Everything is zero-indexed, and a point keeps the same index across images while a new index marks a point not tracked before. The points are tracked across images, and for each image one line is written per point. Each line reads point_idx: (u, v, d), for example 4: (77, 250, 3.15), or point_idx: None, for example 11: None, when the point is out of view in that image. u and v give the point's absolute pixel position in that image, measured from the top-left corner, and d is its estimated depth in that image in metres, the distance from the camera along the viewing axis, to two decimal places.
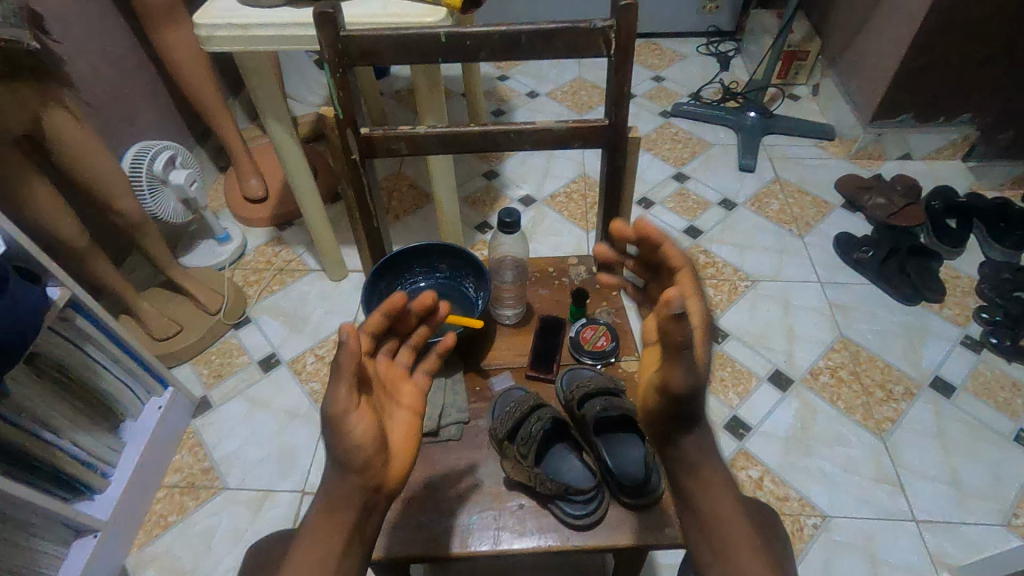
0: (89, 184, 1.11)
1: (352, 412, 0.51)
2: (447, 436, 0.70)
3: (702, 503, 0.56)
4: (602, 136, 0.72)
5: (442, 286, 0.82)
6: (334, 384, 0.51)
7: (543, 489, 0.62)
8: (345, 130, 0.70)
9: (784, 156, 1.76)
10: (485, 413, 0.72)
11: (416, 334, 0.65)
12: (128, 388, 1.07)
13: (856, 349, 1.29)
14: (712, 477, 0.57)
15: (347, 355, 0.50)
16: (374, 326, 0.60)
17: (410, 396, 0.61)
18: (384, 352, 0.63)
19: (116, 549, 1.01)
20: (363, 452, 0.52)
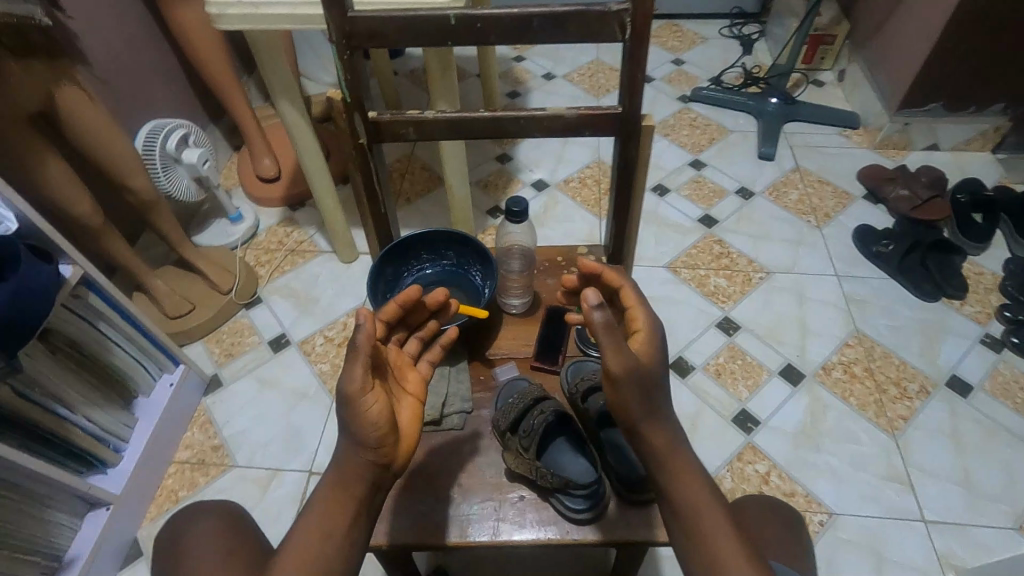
0: (101, 161, 1.11)
1: (367, 392, 0.50)
2: (450, 425, 0.69)
3: (687, 510, 0.56)
4: (614, 124, 0.70)
5: (448, 275, 0.81)
6: (349, 364, 0.50)
7: (544, 482, 0.61)
8: (352, 113, 0.69)
9: (805, 145, 1.71)
10: (489, 403, 0.72)
11: (426, 326, 0.64)
12: (140, 365, 1.09)
13: (872, 345, 1.26)
14: (693, 480, 0.57)
15: (365, 337, 0.49)
16: (387, 313, 0.59)
17: (416, 382, 0.59)
18: (392, 341, 0.62)
19: (127, 522, 1.03)
20: (377, 433, 0.51)
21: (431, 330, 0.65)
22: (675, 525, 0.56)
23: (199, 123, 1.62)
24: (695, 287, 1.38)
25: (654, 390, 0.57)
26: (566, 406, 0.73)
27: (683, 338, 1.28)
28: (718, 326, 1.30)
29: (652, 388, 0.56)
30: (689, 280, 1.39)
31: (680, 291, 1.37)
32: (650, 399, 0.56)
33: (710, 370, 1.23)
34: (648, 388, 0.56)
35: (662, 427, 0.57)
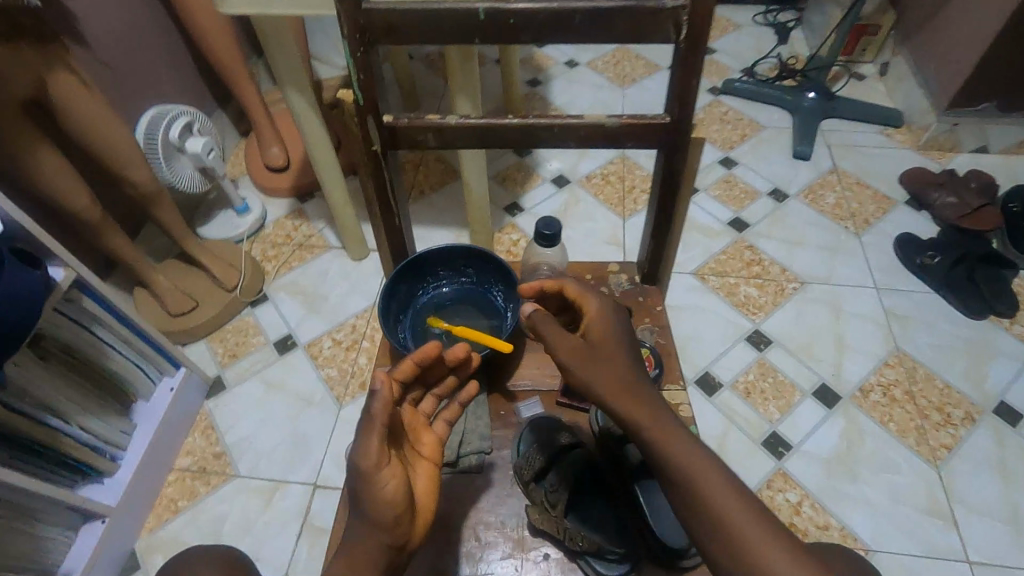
0: (99, 152, 1.05)
1: (383, 466, 0.49)
2: (466, 466, 0.64)
3: (703, 501, 0.48)
4: (658, 137, 0.62)
5: (465, 294, 0.76)
6: (364, 438, 0.49)
7: (572, 544, 0.57)
8: (366, 117, 0.62)
9: (844, 143, 1.61)
10: (509, 444, 0.66)
11: (443, 382, 0.61)
12: (140, 369, 1.04)
13: (913, 365, 1.19)
14: (700, 462, 0.50)
15: (380, 406, 0.49)
16: (403, 373, 0.56)
17: (430, 446, 0.57)
18: (408, 400, 0.59)
19: (125, 534, 0.99)
20: (391, 511, 0.49)
21: (449, 386, 0.62)
22: (691, 520, 0.49)
23: (205, 108, 1.55)
24: (724, 297, 1.30)
25: (617, 363, 0.55)
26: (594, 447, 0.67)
27: (711, 353, 1.21)
28: (748, 340, 1.23)
29: (608, 363, 0.55)
30: (718, 289, 1.31)
31: (708, 301, 1.29)
32: (623, 377, 0.55)
33: (739, 388, 1.16)
34: (613, 365, 0.55)
35: (646, 407, 0.53)
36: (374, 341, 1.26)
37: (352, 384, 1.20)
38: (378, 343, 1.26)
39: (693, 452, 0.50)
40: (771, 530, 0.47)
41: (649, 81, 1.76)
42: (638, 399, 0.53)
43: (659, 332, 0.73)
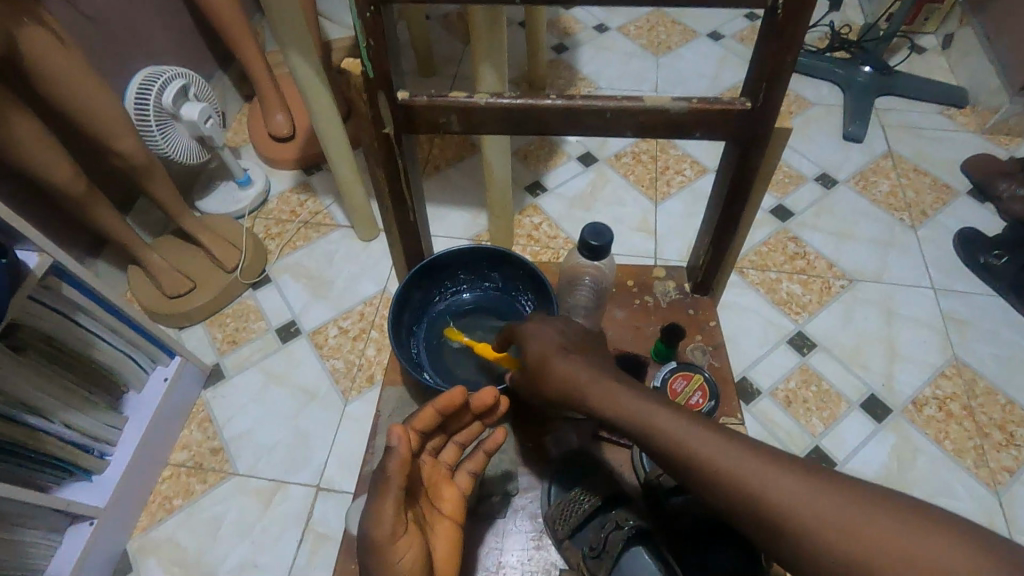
0: (82, 120, 0.95)
1: (399, 537, 0.46)
2: (490, 512, 0.63)
3: (749, 502, 0.44)
4: (733, 127, 0.51)
5: (487, 307, 0.70)
6: (379, 505, 0.46)
7: None
8: (376, 94, 0.51)
9: (901, 124, 1.45)
10: (540, 484, 0.65)
11: (466, 431, 0.59)
12: (130, 360, 0.95)
13: (972, 377, 1.08)
14: (729, 459, 0.45)
15: (395, 466, 0.47)
16: (422, 423, 0.53)
17: (451, 502, 0.56)
18: (428, 451, 0.57)
19: (115, 535, 0.93)
20: None
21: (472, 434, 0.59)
22: (749, 527, 0.45)
23: (204, 69, 1.43)
24: (765, 294, 1.18)
25: (562, 381, 0.53)
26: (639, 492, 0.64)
27: (748, 356, 1.11)
28: (790, 343, 1.12)
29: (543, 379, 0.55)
30: (758, 285, 1.20)
31: (746, 297, 1.18)
32: (570, 389, 0.53)
33: (779, 397, 1.06)
34: (560, 377, 0.53)
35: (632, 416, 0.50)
36: (383, 331, 1.17)
37: (360, 377, 1.11)
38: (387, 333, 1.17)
39: (717, 447, 0.46)
40: (833, 497, 0.41)
41: (686, 49, 1.61)
42: (606, 411, 0.51)
43: (713, 352, 0.66)
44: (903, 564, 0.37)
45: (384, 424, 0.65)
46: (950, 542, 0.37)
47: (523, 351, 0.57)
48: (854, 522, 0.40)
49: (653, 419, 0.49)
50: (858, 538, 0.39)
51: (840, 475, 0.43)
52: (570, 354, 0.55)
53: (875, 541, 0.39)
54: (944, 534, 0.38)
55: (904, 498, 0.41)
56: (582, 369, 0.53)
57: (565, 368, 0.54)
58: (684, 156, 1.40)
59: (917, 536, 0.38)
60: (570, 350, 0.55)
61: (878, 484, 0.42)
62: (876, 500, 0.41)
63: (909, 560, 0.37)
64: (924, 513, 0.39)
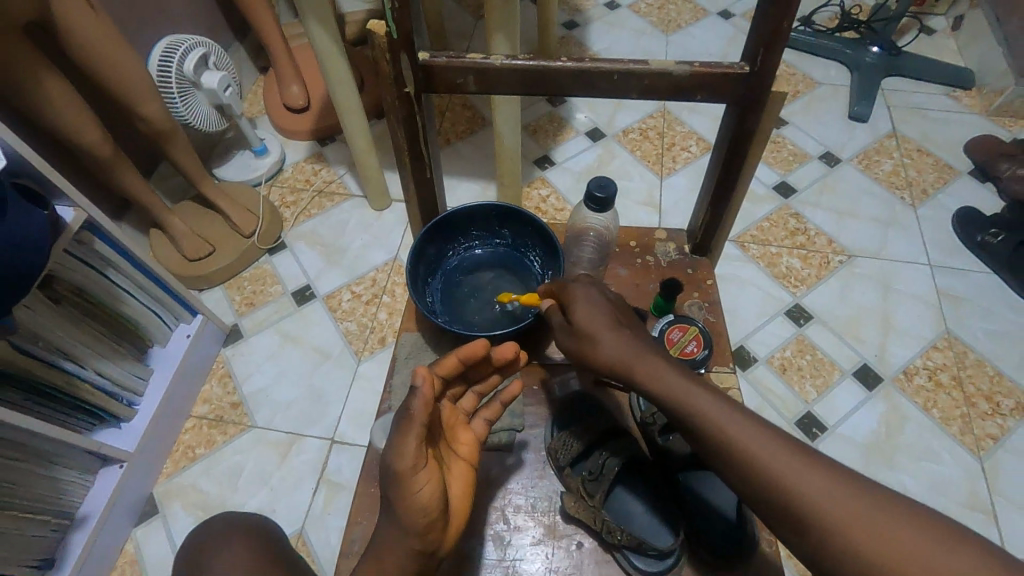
0: (109, 84, 0.99)
1: (418, 470, 0.48)
2: (496, 444, 0.68)
3: (768, 484, 0.48)
4: (733, 90, 0.55)
5: (501, 260, 0.75)
6: (401, 441, 0.48)
7: (613, 537, 0.60)
8: (398, 54, 0.55)
9: (907, 105, 1.47)
10: (542, 423, 0.70)
11: (485, 381, 0.63)
12: (156, 315, 1.00)
13: (962, 350, 1.12)
14: (757, 444, 0.49)
15: (420, 403, 0.48)
16: (447, 369, 0.57)
17: (467, 445, 0.58)
18: (449, 397, 0.61)
19: (142, 479, 0.99)
20: (424, 517, 0.49)
21: (489, 383, 0.64)
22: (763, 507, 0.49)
23: (221, 39, 1.46)
24: (764, 267, 1.22)
25: (606, 354, 0.57)
26: (636, 432, 0.70)
27: (746, 326, 1.15)
28: (787, 314, 1.16)
29: (593, 354, 0.58)
30: (758, 258, 1.23)
31: (747, 270, 1.22)
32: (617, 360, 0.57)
33: (775, 364, 1.11)
34: (607, 349, 0.58)
35: (667, 390, 0.54)
36: (394, 296, 1.21)
37: (372, 339, 1.16)
38: (398, 298, 1.22)
39: (745, 428, 0.50)
40: (850, 494, 0.45)
41: (696, 27, 1.62)
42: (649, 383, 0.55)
43: (709, 309, 0.70)
44: (903, 560, 0.42)
45: (400, 369, 0.70)
46: (951, 547, 0.41)
47: (569, 319, 0.60)
48: (866, 518, 0.44)
49: (690, 395, 0.53)
50: (867, 532, 0.44)
51: (857, 475, 0.47)
52: (618, 327, 0.58)
53: (881, 537, 0.43)
54: (947, 541, 0.42)
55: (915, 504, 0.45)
56: (628, 342, 0.57)
57: (613, 341, 0.58)
58: (690, 133, 1.43)
59: (922, 539, 0.42)
60: (618, 323, 0.58)
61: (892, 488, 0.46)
62: (891, 504, 0.45)
63: (909, 556, 0.42)
64: (932, 519, 0.43)
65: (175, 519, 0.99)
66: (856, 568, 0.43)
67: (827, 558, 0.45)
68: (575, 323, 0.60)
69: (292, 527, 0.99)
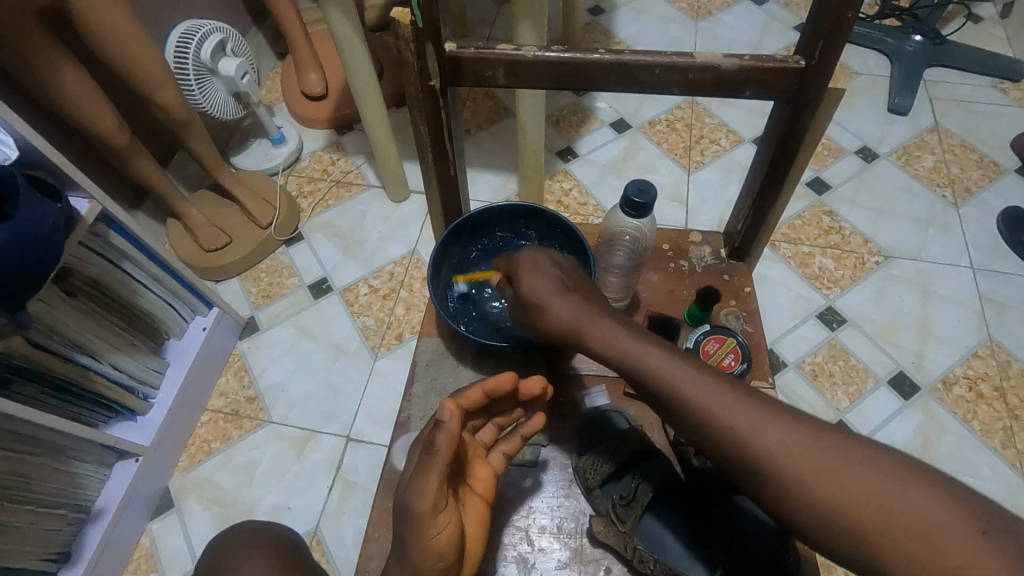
0: (125, 71, 0.97)
1: (437, 513, 0.47)
2: (522, 459, 0.66)
3: (742, 448, 0.46)
4: (786, 85, 0.51)
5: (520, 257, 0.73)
6: (423, 478, 0.47)
7: (642, 565, 0.58)
8: (424, 43, 0.51)
9: (950, 97, 1.39)
10: (570, 438, 0.68)
11: (508, 413, 0.60)
12: (172, 308, 0.99)
13: (1006, 359, 1.07)
14: (721, 405, 0.48)
15: (446, 441, 0.47)
16: (470, 400, 0.54)
17: (484, 480, 0.56)
18: (468, 429, 0.58)
19: (158, 472, 0.98)
20: (440, 562, 0.47)
21: (511, 417, 0.60)
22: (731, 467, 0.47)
23: (239, 25, 1.43)
24: (796, 268, 1.17)
25: (557, 318, 0.58)
26: (666, 451, 0.67)
27: (776, 329, 1.10)
28: (819, 318, 1.11)
29: (546, 320, 0.59)
30: (789, 258, 1.18)
31: (777, 270, 1.17)
32: (564, 331, 0.57)
33: (805, 369, 1.06)
34: (556, 322, 0.58)
35: (617, 354, 0.54)
36: (412, 291, 1.19)
37: (389, 335, 1.14)
38: (416, 294, 1.19)
39: (712, 391, 0.48)
40: (815, 445, 0.44)
41: (727, 14, 1.55)
42: (601, 350, 0.55)
43: (746, 318, 0.67)
44: (883, 517, 0.40)
45: (421, 375, 0.69)
46: (919, 490, 0.40)
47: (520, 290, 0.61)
48: (832, 470, 0.42)
49: (646, 361, 0.52)
50: (835, 484, 0.42)
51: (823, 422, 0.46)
52: (563, 297, 0.58)
53: (847, 488, 0.42)
54: (924, 488, 0.40)
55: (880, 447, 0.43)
56: (573, 311, 0.57)
57: (560, 308, 0.58)
58: (719, 125, 1.37)
59: (899, 489, 0.40)
60: (563, 292, 0.59)
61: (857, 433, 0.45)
62: (871, 457, 0.42)
63: (876, 503, 0.40)
64: (895, 462, 0.42)
65: (190, 513, 0.99)
66: (827, 526, 0.42)
67: (808, 518, 0.43)
68: (524, 299, 0.60)
69: (307, 525, 0.98)
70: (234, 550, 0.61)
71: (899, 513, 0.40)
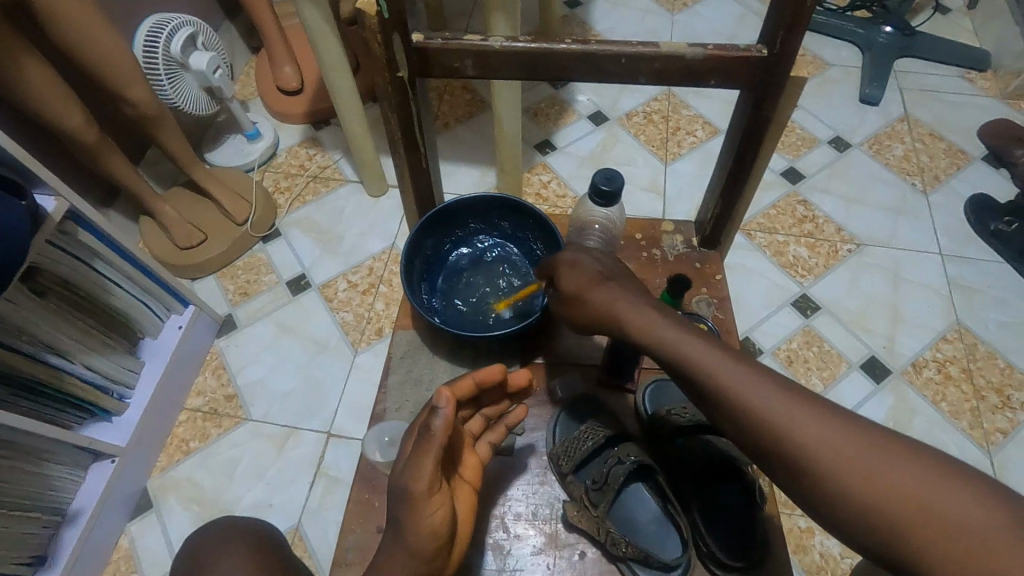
0: (92, 66, 0.95)
1: (432, 494, 0.48)
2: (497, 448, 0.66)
3: (784, 444, 0.47)
4: (749, 75, 0.52)
5: (470, 256, 0.75)
6: (420, 461, 0.48)
7: (617, 549, 0.59)
8: (391, 35, 0.51)
9: (920, 88, 1.42)
10: (543, 426, 0.68)
11: (496, 404, 0.60)
12: (146, 307, 0.97)
13: (973, 342, 1.10)
14: (773, 403, 0.48)
15: (443, 425, 0.48)
16: (463, 391, 0.55)
17: (473, 469, 0.56)
18: (458, 419, 0.58)
19: (136, 472, 0.97)
20: (432, 543, 0.48)
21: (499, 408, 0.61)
22: (771, 464, 0.49)
23: (210, 18, 1.41)
24: (771, 256, 1.19)
25: (596, 306, 0.57)
26: (638, 435, 0.68)
27: (752, 317, 1.12)
28: (794, 305, 1.13)
29: (588, 309, 0.58)
30: (765, 247, 1.20)
31: (753, 259, 1.18)
32: (605, 317, 0.57)
33: (781, 356, 1.08)
34: (595, 306, 0.57)
35: (666, 345, 0.53)
36: (392, 286, 1.18)
37: (369, 330, 1.14)
38: (395, 288, 1.19)
39: (756, 389, 0.49)
40: (863, 445, 0.45)
41: (703, 6, 1.56)
42: (638, 337, 0.55)
43: (718, 305, 0.68)
44: (926, 515, 0.42)
45: (395, 367, 0.70)
46: (968, 494, 0.42)
47: (557, 285, 0.61)
48: (882, 472, 0.44)
49: (688, 350, 0.52)
50: (877, 482, 0.44)
51: (867, 423, 0.47)
52: (607, 283, 0.58)
53: (898, 491, 0.43)
54: (962, 487, 0.42)
55: (923, 449, 0.45)
56: (616, 298, 0.56)
57: (600, 297, 0.57)
58: (696, 116, 1.38)
59: (941, 488, 0.42)
60: (605, 279, 0.58)
61: (903, 434, 0.46)
62: (911, 455, 0.44)
63: (922, 504, 0.42)
64: (941, 464, 0.44)
65: (170, 513, 0.98)
66: (865, 522, 0.44)
67: (847, 515, 0.45)
68: (563, 286, 0.60)
69: (289, 521, 0.97)
70: (211, 548, 0.60)
71: (946, 514, 0.41)
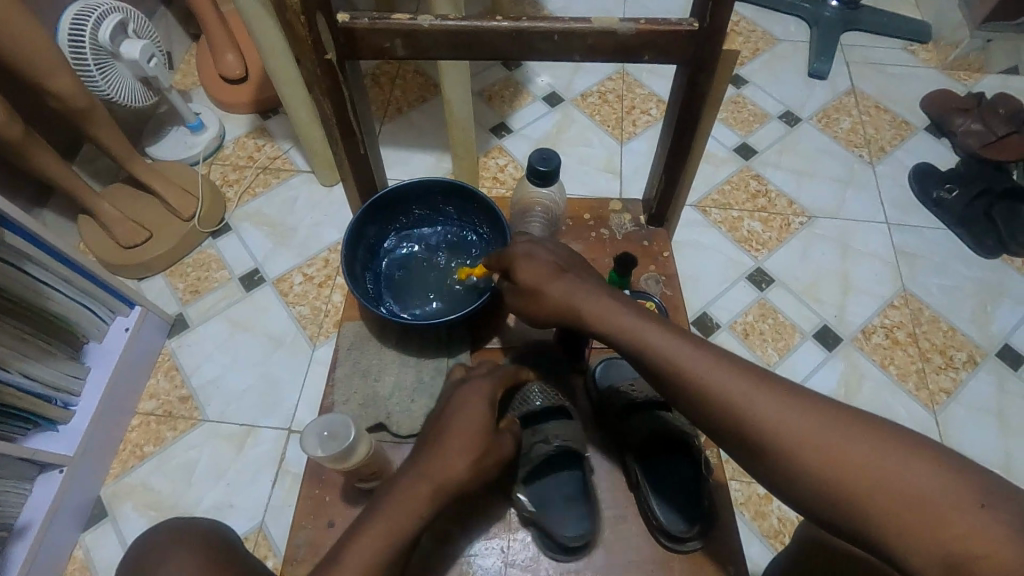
0: (11, 57, 0.89)
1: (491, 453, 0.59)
2: None
3: (750, 427, 0.48)
4: (682, 50, 0.52)
5: (417, 242, 0.74)
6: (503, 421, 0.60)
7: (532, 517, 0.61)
8: (314, 15, 0.50)
9: (865, 60, 1.45)
10: None
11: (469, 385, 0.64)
12: (88, 310, 0.93)
13: (918, 307, 1.14)
14: (737, 388, 0.49)
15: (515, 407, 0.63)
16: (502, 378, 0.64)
17: None
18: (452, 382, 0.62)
19: (88, 481, 0.94)
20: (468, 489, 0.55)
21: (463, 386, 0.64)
22: (741, 448, 0.49)
23: (143, 5, 1.34)
24: (726, 232, 1.21)
25: (553, 299, 0.56)
26: (590, 413, 0.69)
27: (709, 293, 1.14)
28: (749, 279, 1.15)
29: (547, 306, 0.57)
30: (720, 223, 1.22)
31: (709, 235, 1.20)
32: (563, 309, 0.56)
33: (738, 329, 1.10)
34: (552, 299, 0.56)
35: (627, 335, 0.53)
36: None
37: (326, 323, 1.11)
38: None
39: (720, 374, 0.50)
40: (824, 424, 0.46)
41: None
42: (598, 327, 0.55)
43: (666, 282, 0.69)
44: (890, 491, 0.42)
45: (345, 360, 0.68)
46: (931, 468, 0.42)
47: (513, 277, 0.59)
48: (847, 452, 0.44)
49: (651, 339, 0.53)
50: (844, 462, 0.44)
51: (831, 402, 0.48)
52: (561, 277, 0.57)
53: (862, 469, 0.44)
54: (925, 462, 0.43)
55: (883, 422, 0.46)
56: (575, 291, 0.56)
57: (558, 290, 0.56)
58: (650, 95, 1.38)
59: (905, 464, 0.43)
60: (562, 272, 0.57)
61: (864, 410, 0.47)
62: (875, 432, 0.45)
63: (882, 479, 0.43)
64: (903, 440, 0.44)
65: (126, 520, 0.95)
66: (833, 502, 0.45)
67: (816, 496, 0.46)
68: (519, 279, 0.58)
69: (252, 520, 0.96)
70: (158, 546, 0.58)
71: (911, 490, 0.42)
